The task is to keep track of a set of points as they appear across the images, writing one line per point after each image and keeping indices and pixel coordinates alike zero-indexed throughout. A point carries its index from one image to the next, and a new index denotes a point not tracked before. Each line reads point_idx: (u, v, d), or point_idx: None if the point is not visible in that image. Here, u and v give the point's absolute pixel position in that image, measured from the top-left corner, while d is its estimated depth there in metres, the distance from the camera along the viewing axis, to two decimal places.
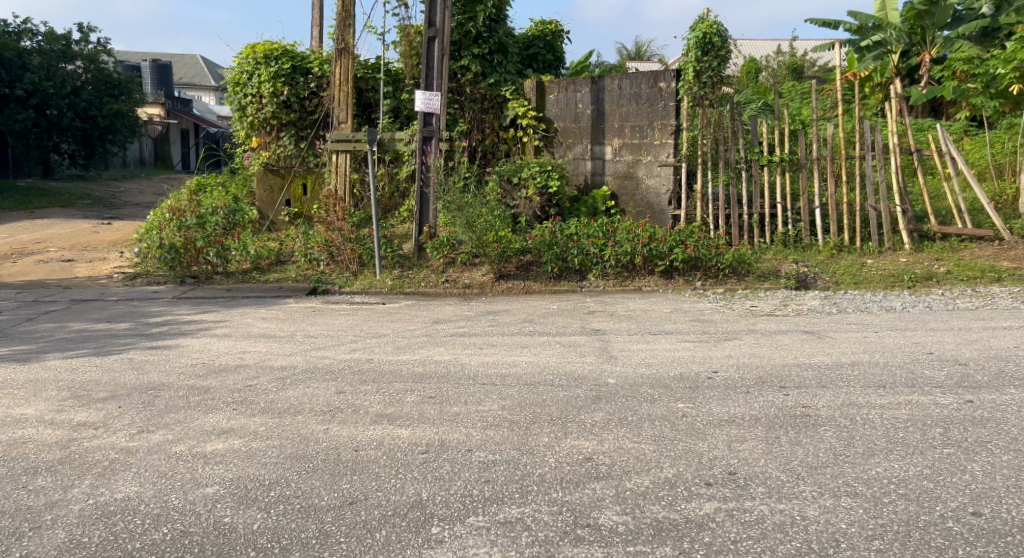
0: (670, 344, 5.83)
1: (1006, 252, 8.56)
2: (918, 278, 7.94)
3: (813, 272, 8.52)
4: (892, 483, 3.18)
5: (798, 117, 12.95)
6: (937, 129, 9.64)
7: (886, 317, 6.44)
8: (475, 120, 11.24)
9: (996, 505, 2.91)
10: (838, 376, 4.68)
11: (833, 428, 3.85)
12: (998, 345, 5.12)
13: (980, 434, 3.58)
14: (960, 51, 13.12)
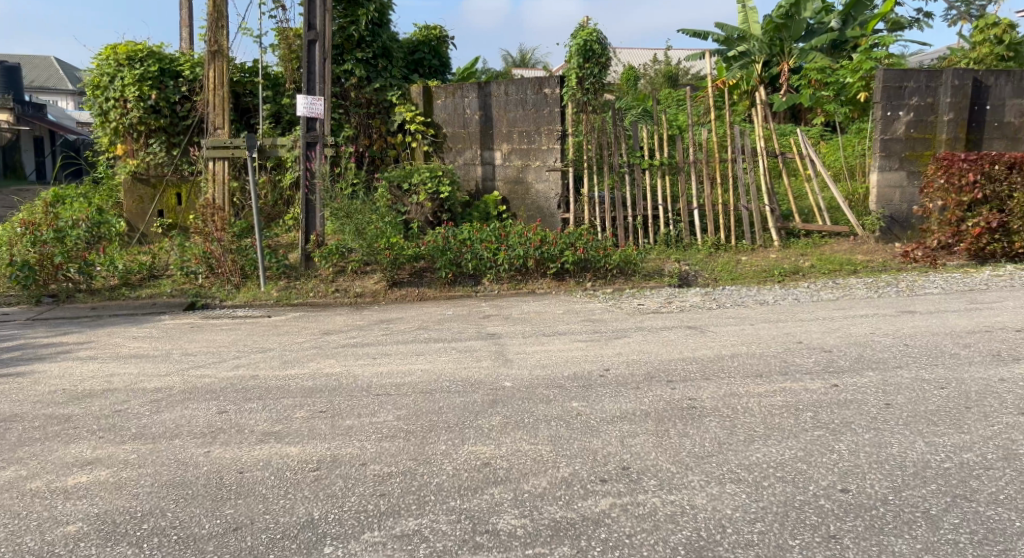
0: (563, 345, 5.93)
1: (861, 246, 9.32)
2: (787, 273, 8.51)
3: (694, 270, 8.93)
4: (771, 467, 3.37)
5: (675, 122, 13.59)
6: (798, 133, 10.37)
7: (761, 310, 6.85)
8: (362, 125, 10.98)
9: (861, 481, 3.14)
10: (721, 368, 4.92)
11: (716, 418, 4.03)
12: (857, 331, 5.57)
13: (845, 415, 3.86)
14: (814, 62, 14.20)
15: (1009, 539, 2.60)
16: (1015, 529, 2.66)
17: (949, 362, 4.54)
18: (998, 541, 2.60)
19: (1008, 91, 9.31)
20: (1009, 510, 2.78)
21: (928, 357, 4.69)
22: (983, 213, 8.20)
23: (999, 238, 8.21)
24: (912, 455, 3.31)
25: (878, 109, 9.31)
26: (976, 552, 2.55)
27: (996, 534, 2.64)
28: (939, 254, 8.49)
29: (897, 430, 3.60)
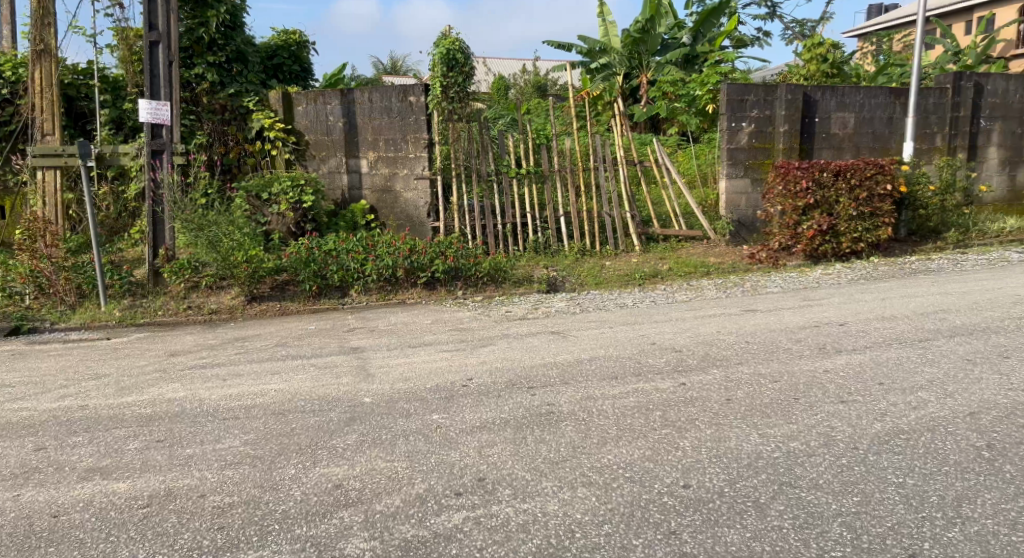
0: (427, 356, 5.85)
1: (714, 249, 9.91)
2: (647, 276, 8.88)
3: (562, 276, 9.12)
4: (620, 467, 3.47)
5: (541, 131, 13.92)
6: (655, 143, 10.88)
7: (621, 313, 7.10)
8: (216, 132, 10.36)
9: (701, 476, 3.30)
10: (579, 372, 5.04)
11: (572, 422, 4.11)
12: (705, 331, 5.89)
13: (690, 413, 4.05)
14: (668, 75, 14.99)
15: (825, 520, 2.81)
16: (831, 511, 2.87)
17: (782, 357, 4.89)
18: (816, 523, 2.79)
19: (833, 105, 10.24)
20: (827, 493, 3.00)
21: (764, 353, 5.03)
22: (816, 216, 8.93)
23: (830, 239, 8.98)
24: (747, 448, 3.52)
25: (724, 120, 9.92)
26: (798, 535, 2.73)
27: (816, 517, 2.84)
28: (780, 255, 9.20)
29: (735, 424, 3.82)
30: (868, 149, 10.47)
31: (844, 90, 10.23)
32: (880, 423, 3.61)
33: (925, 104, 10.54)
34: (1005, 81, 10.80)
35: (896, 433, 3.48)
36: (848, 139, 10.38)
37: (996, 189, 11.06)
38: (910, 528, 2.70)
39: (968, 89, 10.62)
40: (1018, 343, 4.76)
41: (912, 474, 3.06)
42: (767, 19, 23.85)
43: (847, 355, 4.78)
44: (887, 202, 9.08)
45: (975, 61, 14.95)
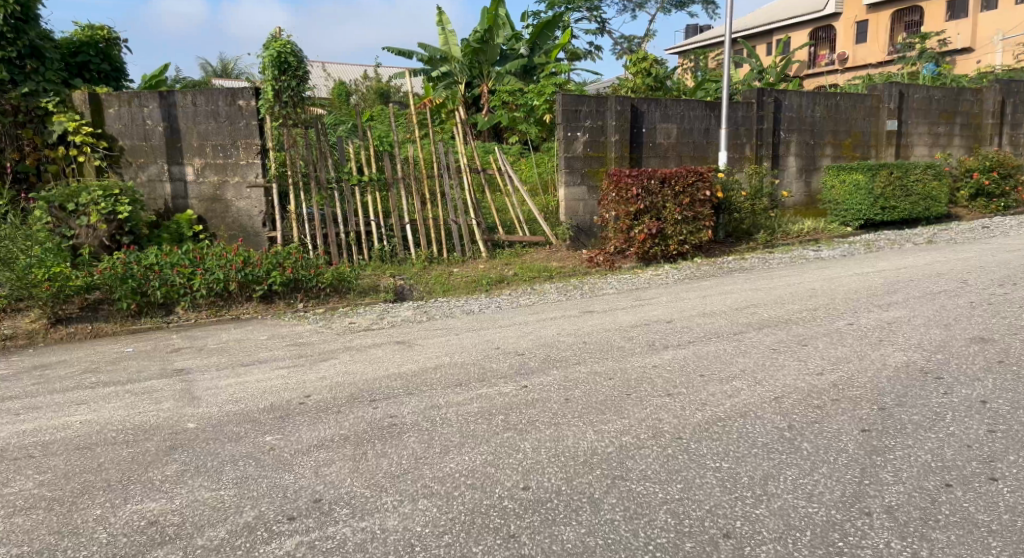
0: (262, 374, 5.50)
1: (556, 254, 10.23)
2: (493, 282, 8.98)
3: (409, 285, 8.98)
4: (462, 475, 3.44)
5: (383, 138, 13.67)
6: (497, 150, 11.04)
7: (467, 319, 7.11)
8: (7, 136, 9.19)
9: (540, 477, 3.34)
10: (423, 382, 4.96)
11: (415, 433, 4.02)
12: (546, 333, 6.03)
13: (531, 415, 4.11)
14: (507, 85, 15.30)
15: (653, 509, 2.94)
16: (658, 500, 3.02)
17: (616, 355, 5.11)
18: (644, 513, 2.92)
19: (657, 117, 10.96)
20: (654, 483, 3.15)
21: (600, 352, 5.23)
22: (647, 221, 9.47)
23: (659, 242, 9.56)
24: (584, 445, 3.62)
25: (560, 129, 10.25)
26: (628, 526, 2.84)
27: (644, 506, 2.97)
28: (616, 258, 9.68)
29: (572, 422, 3.93)
30: (689, 158, 11.31)
31: (667, 103, 10.99)
32: (702, 412, 3.86)
33: (736, 117, 11.56)
34: (799, 97, 12.10)
35: (715, 421, 3.73)
36: (672, 149, 11.15)
37: (796, 195, 12.35)
38: (724, 509, 2.89)
39: (769, 104, 11.77)
40: (815, 332, 5.31)
41: (727, 458, 3.29)
42: (597, 34, 25.11)
43: (674, 351, 5.08)
44: (706, 207, 9.84)
45: (776, 79, 16.64)
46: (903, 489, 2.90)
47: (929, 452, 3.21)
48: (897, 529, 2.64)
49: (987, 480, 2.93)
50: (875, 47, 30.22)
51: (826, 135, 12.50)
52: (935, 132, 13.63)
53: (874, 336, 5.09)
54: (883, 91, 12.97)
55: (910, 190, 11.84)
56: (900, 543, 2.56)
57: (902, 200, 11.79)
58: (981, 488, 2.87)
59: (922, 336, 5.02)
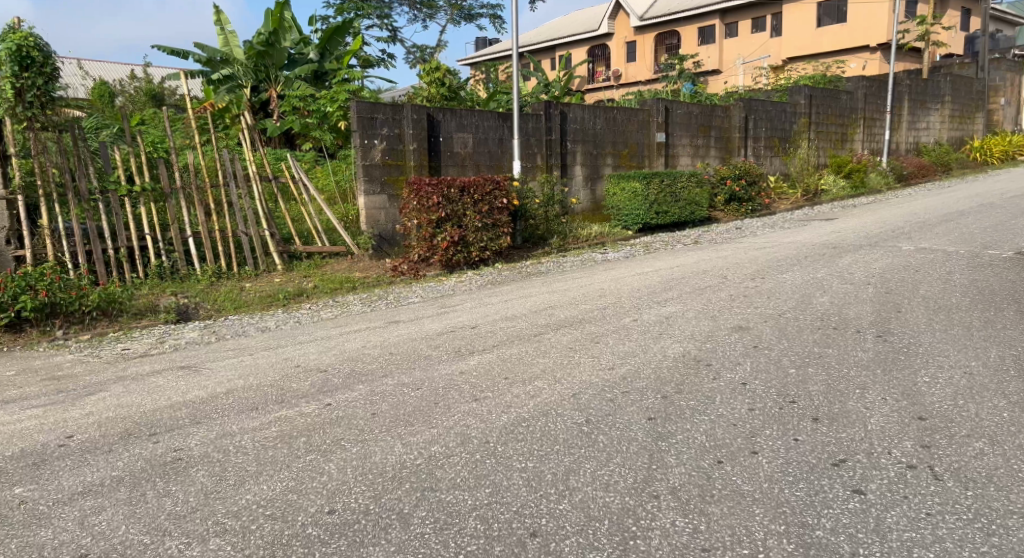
0: (10, 417, 4.70)
1: (357, 264, 9.97)
2: (291, 296, 8.52)
3: (193, 303, 8.22)
4: (259, 506, 3.20)
5: (157, 144, 12.45)
6: (288, 158, 10.52)
7: (262, 337, 6.66)
8: None
9: (346, 498, 3.21)
10: (213, 408, 4.56)
11: (205, 466, 3.68)
12: (350, 347, 5.84)
13: (336, 434, 3.94)
14: (297, 90, 14.66)
15: (462, 517, 2.95)
16: (467, 507, 3.03)
17: (422, 364, 5.07)
18: (453, 522, 2.92)
19: (453, 126, 11.13)
20: (462, 490, 3.17)
21: (406, 363, 5.16)
22: (449, 229, 9.56)
23: (461, 249, 9.70)
24: (392, 460, 3.54)
25: (356, 137, 9.99)
26: (438, 538, 2.82)
27: (454, 516, 2.97)
28: (419, 266, 9.66)
29: (379, 437, 3.82)
30: (485, 167, 11.63)
31: (461, 113, 11.21)
32: (506, 415, 3.96)
33: (527, 128, 12.11)
34: (581, 110, 12.96)
35: (519, 422, 3.84)
36: (468, 158, 11.38)
37: (583, 202, 13.21)
38: (530, 508, 2.98)
39: (556, 116, 12.48)
40: (605, 329, 5.69)
41: (531, 458, 3.40)
42: (389, 42, 24.97)
43: (478, 356, 5.16)
44: (504, 214, 10.17)
45: (561, 92, 17.69)
46: (684, 470, 3.18)
47: (704, 433, 3.56)
48: (680, 508, 2.88)
49: (750, 453, 3.31)
50: (643, 66, 33.17)
51: (607, 146, 13.52)
52: (696, 144, 15.31)
53: (655, 330, 5.57)
54: (652, 107, 14.32)
55: (679, 196, 13.17)
56: (683, 520, 2.79)
57: (673, 205, 13.07)
58: (746, 461, 3.23)
59: (694, 328, 5.58)
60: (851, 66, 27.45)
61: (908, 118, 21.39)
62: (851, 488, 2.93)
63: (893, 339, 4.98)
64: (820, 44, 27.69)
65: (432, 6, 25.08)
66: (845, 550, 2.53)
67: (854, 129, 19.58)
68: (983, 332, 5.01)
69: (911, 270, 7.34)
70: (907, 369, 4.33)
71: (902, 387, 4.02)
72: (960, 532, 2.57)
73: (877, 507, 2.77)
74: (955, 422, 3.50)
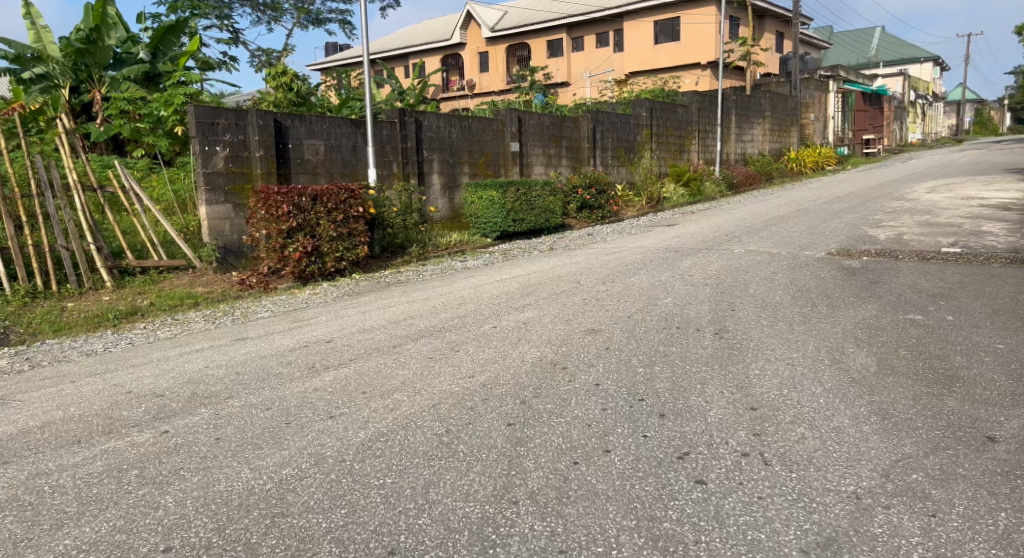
0: None
1: (199, 279, 9.31)
2: (122, 315, 7.80)
3: (3, 326, 7.30)
4: (81, 551, 2.87)
5: None
6: (116, 165, 9.63)
7: (87, 362, 6.04)
8: None
9: (185, 533, 2.96)
10: (27, 445, 4.06)
11: (15, 511, 3.25)
12: (191, 368, 5.42)
13: (174, 463, 3.63)
14: (125, 92, 13.49)
15: (315, 542, 2.81)
16: (321, 531, 2.89)
17: (272, 383, 4.80)
18: (306, 548, 2.78)
19: (303, 132, 10.72)
20: (316, 513, 3.02)
21: (254, 382, 4.87)
22: (300, 239, 9.16)
23: (315, 260, 9.34)
24: (238, 487, 3.31)
25: (195, 143, 9.33)
26: None
27: (306, 541, 2.83)
28: (270, 278, 9.21)
29: (224, 464, 3.56)
30: (339, 174, 11.31)
31: (311, 119, 10.82)
32: (364, 430, 3.83)
33: (381, 135, 11.91)
34: (435, 119, 12.95)
35: (378, 437, 3.73)
36: (320, 165, 11.01)
37: (441, 210, 13.19)
38: (388, 526, 2.89)
39: (411, 124, 12.37)
40: (465, 337, 5.68)
41: (390, 474, 3.31)
42: (230, 44, 23.64)
43: (334, 372, 4.95)
44: (360, 223, 9.91)
45: (415, 100, 17.59)
46: (541, 473, 3.23)
47: (560, 435, 3.64)
48: (538, 512, 2.92)
49: (603, 453, 3.42)
50: (496, 76, 33.80)
51: (463, 155, 13.59)
52: (548, 153, 15.77)
53: (513, 336, 5.64)
54: (505, 117, 14.59)
55: (534, 203, 13.49)
56: (541, 524, 2.83)
57: (528, 213, 13.37)
58: (600, 460, 3.34)
59: (550, 332, 5.72)
60: (686, 81, 29.54)
61: (736, 131, 23.33)
62: (694, 479, 3.11)
63: (729, 335, 5.37)
64: (659, 60, 29.51)
65: (277, 8, 24.09)
66: (689, 539, 2.67)
67: (690, 140, 21.05)
68: (802, 325, 5.53)
69: (742, 271, 7.97)
70: (740, 363, 4.68)
71: (736, 380, 4.34)
72: (786, 512, 2.79)
73: (716, 496, 2.95)
74: (781, 409, 3.83)
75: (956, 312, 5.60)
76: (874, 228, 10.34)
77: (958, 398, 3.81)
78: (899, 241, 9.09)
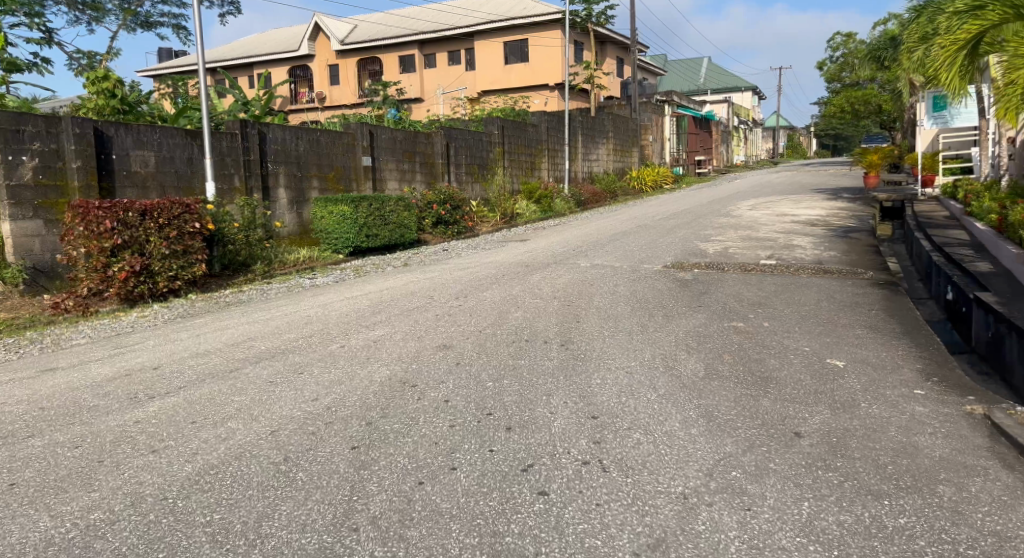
0: None
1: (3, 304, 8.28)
2: None
3: None
4: None
5: None
6: None
7: None
8: None
9: None
10: None
11: None
12: None
13: None
14: None
15: None
16: None
17: (86, 417, 4.34)
18: None
19: (129, 142, 9.90)
20: None
21: (63, 418, 4.37)
22: (127, 257, 8.41)
23: (144, 280, 8.61)
24: (36, 537, 2.95)
25: None
26: None
27: None
28: (91, 301, 8.38)
29: (18, 513, 3.15)
30: (172, 188, 10.54)
31: (139, 128, 10.01)
32: (191, 464, 3.56)
33: (219, 147, 11.24)
34: (280, 131, 12.44)
35: (207, 470, 3.48)
36: (150, 178, 10.21)
37: (288, 225, 12.64)
38: None
39: (254, 136, 11.80)
40: (310, 358, 5.45)
41: (218, 510, 3.08)
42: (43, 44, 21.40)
43: (160, 401, 4.57)
44: (196, 240, 9.24)
45: (260, 111, 16.84)
46: (385, 496, 3.15)
47: (406, 455, 3.58)
48: (380, 537, 2.84)
49: (449, 470, 3.40)
50: (346, 89, 33.20)
51: (311, 168, 13.15)
52: (401, 169, 15.63)
53: (362, 355, 5.49)
54: (355, 131, 14.31)
55: (387, 219, 13.28)
56: (382, 550, 2.75)
57: (382, 228, 13.14)
58: (446, 479, 3.32)
59: (400, 350, 5.63)
60: (535, 101, 30.52)
61: (582, 150, 24.39)
62: (537, 491, 3.17)
63: (574, 347, 5.56)
64: (509, 79, 30.25)
65: (98, 8, 22.18)
66: (529, 552, 2.70)
67: (540, 158, 21.73)
68: (641, 335, 5.84)
69: (587, 284, 8.31)
70: (583, 373, 4.85)
71: (579, 391, 4.48)
72: (621, 516, 2.91)
73: (557, 506, 3.02)
74: (619, 417, 4.00)
75: (772, 319, 6.16)
76: (704, 242, 11.17)
77: (772, 398, 4.18)
78: (725, 254, 9.89)
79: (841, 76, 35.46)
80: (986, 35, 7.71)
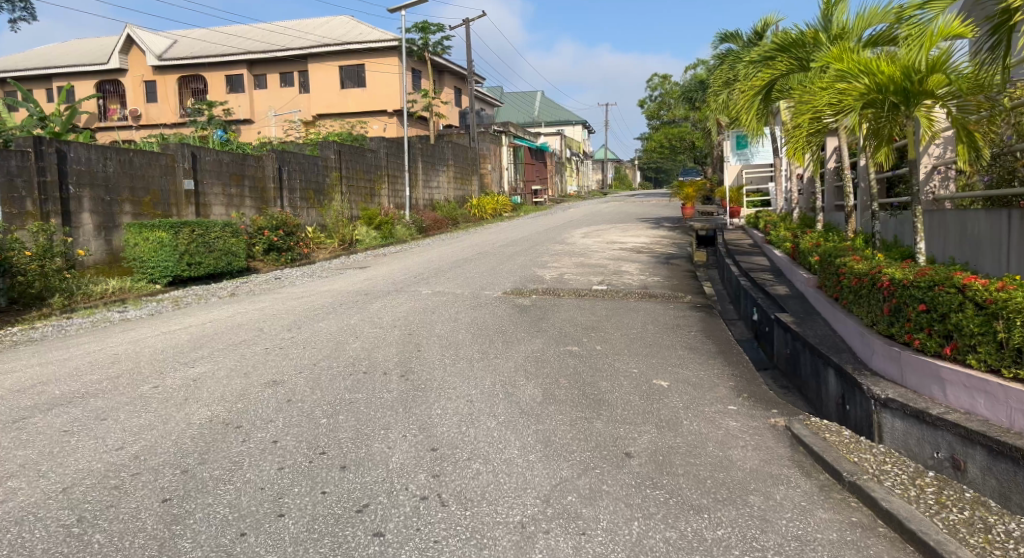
0: None
1: None
2: None
3: None
4: None
5: None
6: None
7: None
8: None
9: None
10: None
11: None
12: None
13: None
14: None
15: None
16: None
17: None
18: None
19: None
20: None
21: None
22: None
23: None
24: None
25: None
26: None
27: None
28: None
29: None
30: None
31: None
32: None
33: (7, 166, 9.95)
34: (85, 149, 11.26)
35: None
36: None
37: (95, 253, 11.42)
38: None
39: (51, 155, 10.56)
40: (116, 403, 4.87)
41: None
42: None
43: None
44: None
45: (60, 126, 15.20)
46: (199, 554, 2.85)
47: (227, 505, 3.28)
48: None
49: (275, 517, 3.16)
50: (166, 107, 30.93)
51: (123, 191, 12.01)
52: (228, 193, 14.71)
53: (178, 397, 4.99)
54: (175, 152, 13.30)
55: (213, 245, 12.38)
56: None
57: (206, 256, 12.21)
58: (271, 528, 3.07)
59: (223, 389, 5.19)
60: (374, 127, 30.20)
61: (422, 178, 24.40)
62: (371, 533, 3.01)
63: (414, 377, 5.43)
64: (345, 104, 29.66)
65: None
66: None
67: (380, 184, 21.40)
68: (481, 362, 5.84)
69: (427, 312, 8.23)
70: (423, 404, 4.74)
71: (418, 423, 4.36)
72: (459, 551, 2.84)
73: (394, 546, 2.89)
74: (459, 447, 3.94)
75: (603, 343, 6.41)
76: (540, 269, 11.50)
77: (604, 420, 4.32)
78: (560, 280, 10.25)
79: (660, 114, 38.50)
80: (777, 84, 8.71)
